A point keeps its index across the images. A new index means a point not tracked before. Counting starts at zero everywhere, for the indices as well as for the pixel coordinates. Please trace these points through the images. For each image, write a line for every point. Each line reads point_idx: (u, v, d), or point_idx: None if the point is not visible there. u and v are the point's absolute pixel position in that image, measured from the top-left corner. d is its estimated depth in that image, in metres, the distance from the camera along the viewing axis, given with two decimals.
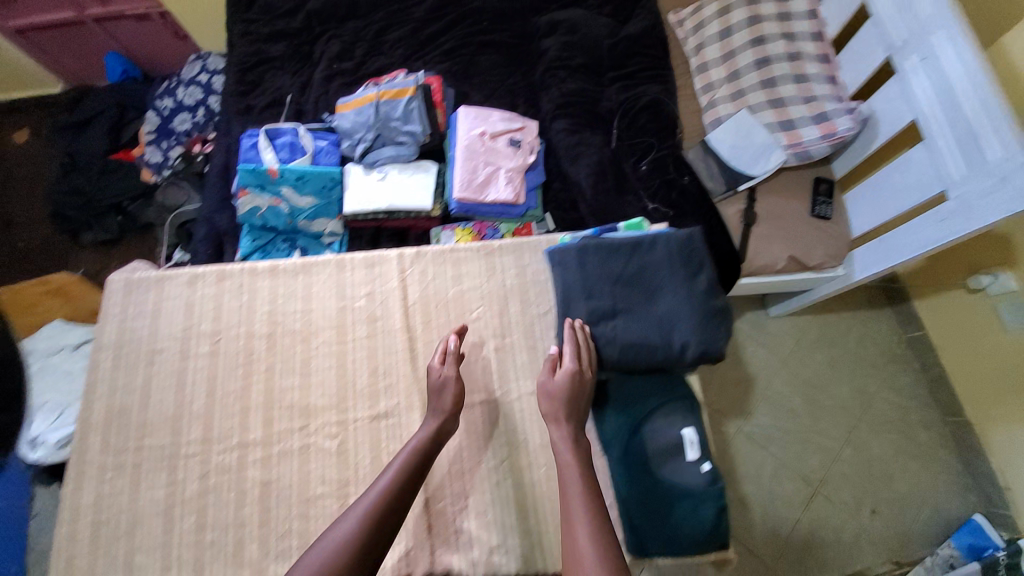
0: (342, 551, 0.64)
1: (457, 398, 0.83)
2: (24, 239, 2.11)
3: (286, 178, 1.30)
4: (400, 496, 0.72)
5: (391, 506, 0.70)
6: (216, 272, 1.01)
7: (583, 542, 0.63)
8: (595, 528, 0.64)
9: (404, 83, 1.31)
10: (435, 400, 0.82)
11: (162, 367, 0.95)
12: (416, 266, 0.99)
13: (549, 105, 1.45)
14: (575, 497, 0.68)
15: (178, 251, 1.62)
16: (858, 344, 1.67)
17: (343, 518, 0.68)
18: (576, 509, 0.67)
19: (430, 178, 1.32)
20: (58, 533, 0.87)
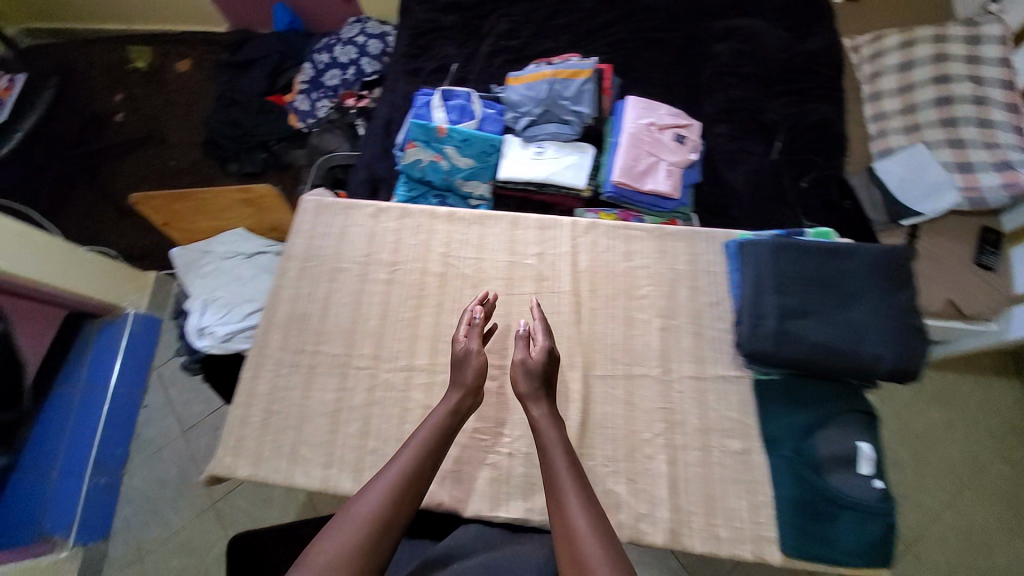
0: (366, 524, 0.70)
1: (478, 372, 0.88)
2: (175, 159, 2.27)
3: (452, 138, 1.36)
4: (415, 472, 0.77)
5: (409, 484, 0.76)
6: (399, 209, 1.09)
7: (580, 523, 0.69)
8: (591, 513, 0.71)
9: (582, 65, 1.35)
10: (456, 370, 0.87)
11: (343, 284, 1.03)
12: (588, 236, 1.02)
13: (710, 109, 1.47)
14: (569, 480, 0.74)
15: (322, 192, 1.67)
16: (977, 409, 1.54)
17: (368, 492, 0.73)
18: (570, 488, 0.74)
19: (585, 160, 1.34)
20: (231, 418, 0.93)
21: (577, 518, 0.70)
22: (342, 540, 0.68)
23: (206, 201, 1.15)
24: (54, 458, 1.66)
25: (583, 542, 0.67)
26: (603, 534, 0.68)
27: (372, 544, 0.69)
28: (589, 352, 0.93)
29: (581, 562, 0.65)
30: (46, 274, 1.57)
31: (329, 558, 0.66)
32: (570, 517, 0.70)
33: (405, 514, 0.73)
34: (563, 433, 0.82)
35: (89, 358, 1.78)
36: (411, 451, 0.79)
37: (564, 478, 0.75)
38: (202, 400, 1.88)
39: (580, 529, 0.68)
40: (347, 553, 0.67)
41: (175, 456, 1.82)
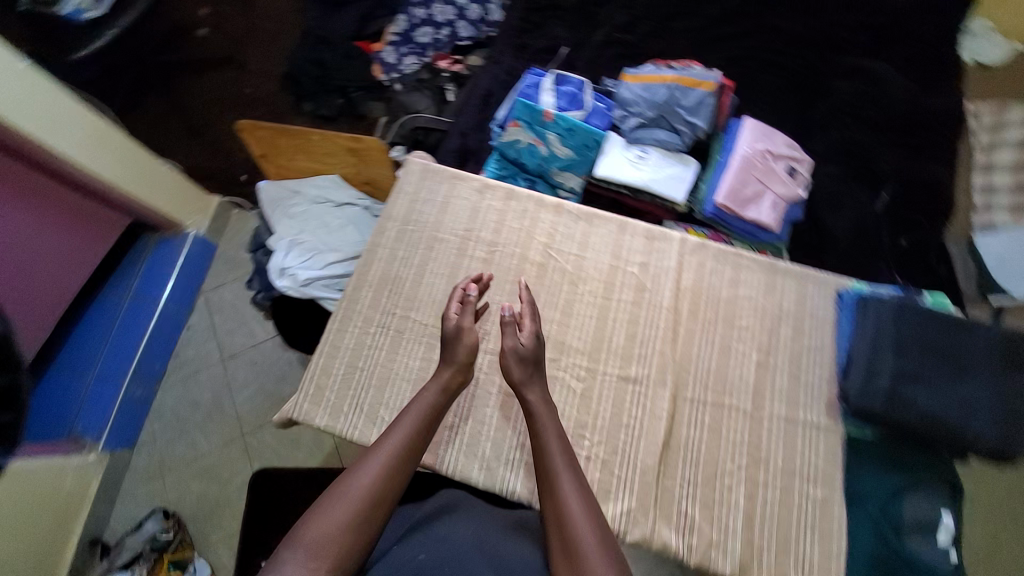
0: (364, 499, 0.72)
1: (468, 350, 0.88)
2: (251, 86, 2.25)
3: (556, 125, 1.34)
4: (412, 446, 0.80)
5: (404, 461, 0.78)
6: (505, 191, 1.06)
7: (574, 508, 0.74)
8: (586, 501, 0.75)
9: (707, 78, 1.32)
10: (449, 349, 0.87)
11: (441, 255, 1.02)
12: (695, 255, 1.00)
13: (818, 147, 1.44)
14: (561, 466, 0.78)
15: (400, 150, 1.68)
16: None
17: (363, 468, 0.75)
18: (562, 470, 0.78)
19: (687, 175, 1.31)
20: (315, 366, 0.95)
21: (570, 503, 0.74)
22: (342, 515, 0.70)
23: (312, 143, 1.13)
24: (92, 361, 1.67)
25: (575, 527, 0.71)
26: (596, 522, 0.73)
27: (369, 517, 0.72)
28: (681, 374, 0.93)
29: (573, 546, 0.70)
30: (117, 176, 1.58)
31: (330, 532, 0.69)
32: (563, 501, 0.74)
33: (396, 490, 0.75)
34: (556, 419, 0.85)
35: (142, 270, 1.79)
36: (405, 429, 0.81)
37: (556, 464, 0.78)
38: (246, 332, 1.91)
39: (574, 515, 0.73)
40: (345, 525, 0.70)
41: (212, 379, 1.86)
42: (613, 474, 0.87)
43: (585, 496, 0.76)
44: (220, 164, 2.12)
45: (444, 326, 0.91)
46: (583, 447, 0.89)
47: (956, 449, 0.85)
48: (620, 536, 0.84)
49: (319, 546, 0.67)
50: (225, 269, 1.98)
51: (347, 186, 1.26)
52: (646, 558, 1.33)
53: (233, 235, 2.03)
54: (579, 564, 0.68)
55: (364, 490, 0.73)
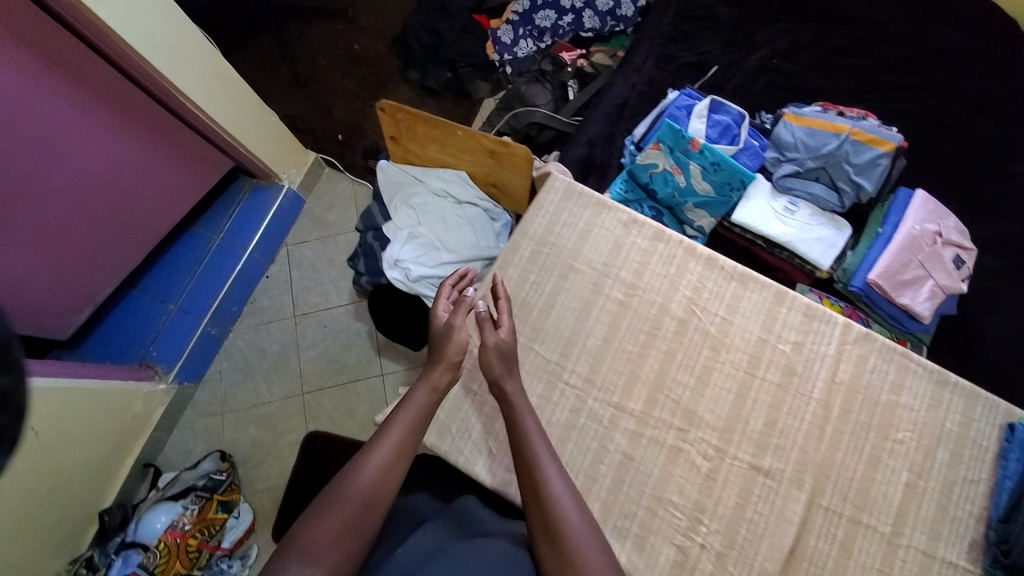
0: (359, 502, 0.72)
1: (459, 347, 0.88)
2: (360, 43, 2.19)
3: (701, 157, 1.20)
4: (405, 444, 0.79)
5: (400, 459, 0.77)
6: (656, 229, 0.97)
7: (555, 487, 0.74)
8: (567, 485, 0.76)
9: (887, 136, 1.17)
10: (439, 349, 0.87)
11: (575, 287, 0.94)
12: (857, 347, 0.91)
13: (980, 236, 1.28)
14: (541, 451, 0.78)
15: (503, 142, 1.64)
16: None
17: (362, 470, 0.74)
18: (540, 453, 0.78)
19: (838, 240, 1.18)
20: (430, 378, 0.92)
21: (551, 483, 0.75)
22: (336, 521, 0.70)
23: (455, 137, 1.07)
24: (178, 292, 1.72)
25: (557, 506, 0.72)
26: (578, 506, 0.74)
27: (365, 519, 0.71)
28: (819, 478, 0.85)
29: (557, 525, 0.71)
30: (238, 126, 1.55)
31: (328, 533, 0.69)
32: (543, 481, 0.74)
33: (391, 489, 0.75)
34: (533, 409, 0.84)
35: (235, 214, 1.80)
36: (400, 431, 0.79)
37: (536, 449, 0.78)
38: (319, 295, 1.90)
39: (557, 496, 0.73)
40: (337, 532, 0.69)
41: (281, 334, 1.87)
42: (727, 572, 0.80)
43: (565, 480, 0.77)
44: (320, 119, 2.08)
45: (436, 325, 0.91)
46: (699, 533, 0.81)
47: None
48: None
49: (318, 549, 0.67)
50: (310, 227, 1.97)
51: (471, 183, 1.19)
52: None
53: (323, 194, 2.01)
54: (563, 543, 0.70)
55: (361, 494, 0.73)
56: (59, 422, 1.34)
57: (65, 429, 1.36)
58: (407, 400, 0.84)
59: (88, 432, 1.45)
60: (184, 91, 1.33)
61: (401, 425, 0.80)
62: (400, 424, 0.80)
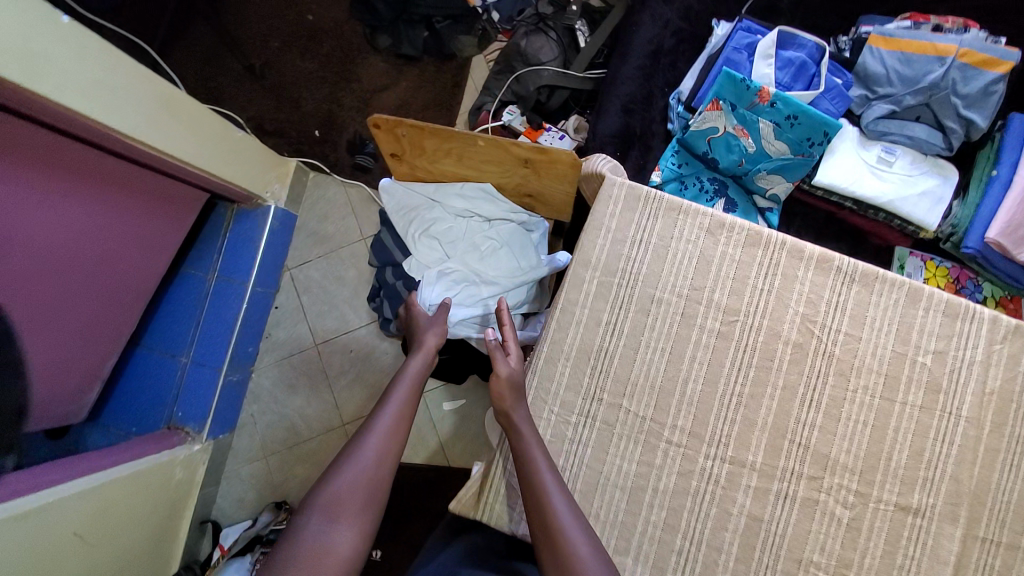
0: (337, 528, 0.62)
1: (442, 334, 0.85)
2: (314, 13, 1.83)
3: (773, 111, 0.97)
4: (386, 454, 0.69)
5: (381, 469, 0.68)
6: (750, 232, 0.78)
7: (562, 515, 0.66)
8: (575, 512, 0.68)
9: (1003, 53, 0.92)
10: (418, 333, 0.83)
11: (659, 322, 0.77)
12: (1009, 344, 0.77)
13: None
14: (549, 480, 0.69)
15: (508, 115, 1.38)
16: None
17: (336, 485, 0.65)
18: (546, 474, 0.69)
19: (942, 190, 0.98)
20: (503, 462, 0.79)
21: (561, 514, 0.66)
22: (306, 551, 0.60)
23: (473, 148, 0.85)
24: (188, 344, 1.56)
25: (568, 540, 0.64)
26: (589, 534, 0.66)
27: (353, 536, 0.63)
28: (975, 507, 0.74)
29: (564, 558, 0.64)
30: (205, 157, 1.28)
31: (341, 493, 0.65)
32: (552, 512, 0.66)
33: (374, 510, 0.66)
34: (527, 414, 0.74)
35: (225, 247, 1.59)
36: (378, 438, 0.70)
37: (542, 478, 0.69)
38: (337, 317, 1.74)
39: (567, 527, 0.65)
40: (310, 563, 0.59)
41: (305, 366, 1.73)
42: None
43: (572, 506, 0.69)
44: (287, 115, 1.79)
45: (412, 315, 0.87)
46: None
47: None
48: None
49: (335, 505, 0.63)
50: (308, 244, 1.76)
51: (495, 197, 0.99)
52: None
53: (313, 205, 1.77)
54: None
55: (374, 454, 0.69)
56: (103, 519, 1.20)
57: (115, 525, 1.23)
58: (410, 361, 0.80)
59: (143, 511, 1.34)
60: (130, 133, 1.07)
61: (406, 384, 0.76)
62: (400, 394, 0.76)
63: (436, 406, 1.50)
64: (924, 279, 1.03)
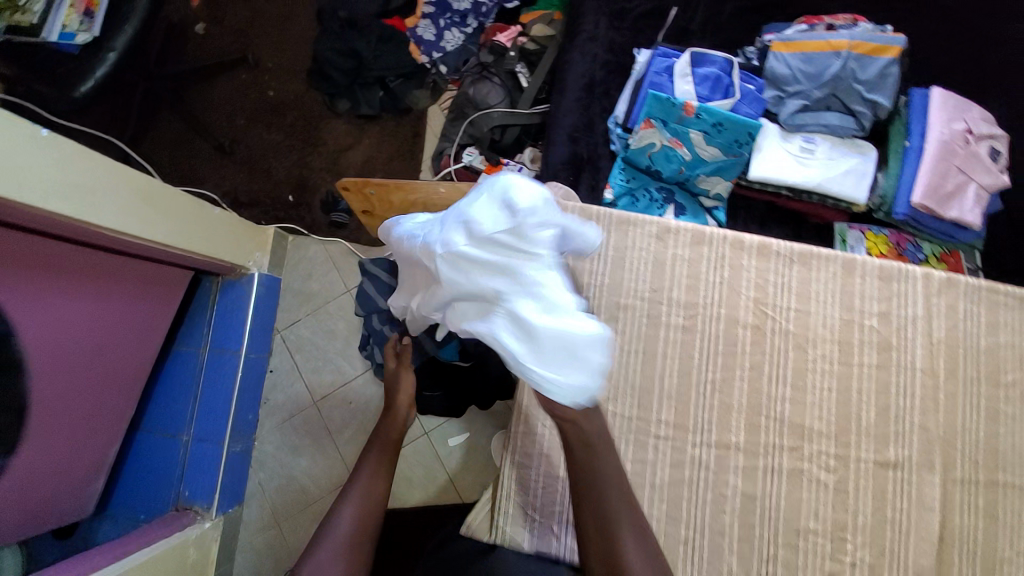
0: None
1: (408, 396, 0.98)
2: (274, 88, 1.95)
3: (700, 121, 1.08)
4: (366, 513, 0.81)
5: (365, 528, 0.80)
6: (694, 232, 0.86)
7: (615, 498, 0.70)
8: (642, 543, 0.68)
9: (890, 40, 1.03)
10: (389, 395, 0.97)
11: (628, 327, 0.84)
12: (944, 296, 0.85)
13: (1000, 109, 1.17)
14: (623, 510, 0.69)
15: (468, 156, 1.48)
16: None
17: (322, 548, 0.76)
18: (600, 460, 0.73)
19: (865, 166, 1.08)
20: (508, 481, 0.83)
21: (629, 546, 0.67)
22: None
23: (436, 196, 0.92)
24: (188, 421, 1.57)
25: (618, 526, 0.68)
26: (636, 534, 0.69)
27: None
28: (946, 451, 0.81)
29: None
30: (189, 238, 1.35)
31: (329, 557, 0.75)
32: (620, 545, 0.67)
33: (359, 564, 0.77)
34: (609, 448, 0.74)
35: (213, 319, 1.62)
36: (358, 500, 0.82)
37: (614, 503, 0.69)
38: (332, 371, 1.77)
39: (634, 558, 0.66)
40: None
41: (309, 425, 1.75)
42: None
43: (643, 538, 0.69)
44: (259, 186, 1.87)
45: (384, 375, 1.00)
46: (846, 550, 0.78)
47: None
48: None
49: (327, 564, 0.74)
50: (294, 304, 1.81)
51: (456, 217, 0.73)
52: None
53: (296, 266, 1.82)
54: None
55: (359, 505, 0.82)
56: None
57: None
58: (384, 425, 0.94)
59: None
60: (110, 225, 1.14)
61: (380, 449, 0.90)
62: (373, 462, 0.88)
63: (442, 443, 1.52)
64: (868, 249, 1.11)
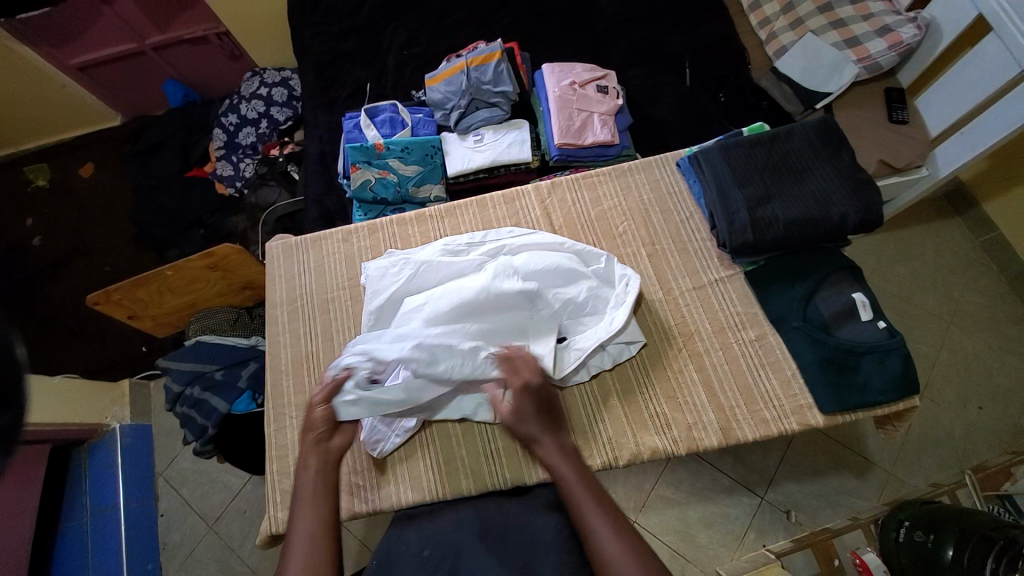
0: None
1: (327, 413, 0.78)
2: (110, 263, 2.16)
3: (392, 151, 1.37)
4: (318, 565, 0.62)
5: None
6: (368, 226, 1.09)
7: (573, 485, 0.68)
8: (622, 534, 0.63)
9: (491, 49, 1.39)
10: (310, 420, 0.78)
11: (338, 313, 1.02)
12: (554, 195, 1.07)
13: (618, 56, 1.54)
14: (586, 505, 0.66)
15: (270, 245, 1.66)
16: (927, 256, 1.69)
17: None
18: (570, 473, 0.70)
19: (524, 134, 1.39)
20: (272, 476, 0.91)
21: (602, 532, 0.63)
22: None
23: (171, 278, 1.13)
24: None
25: (589, 521, 0.64)
26: (611, 520, 0.64)
27: None
28: None
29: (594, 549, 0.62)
30: (42, 411, 1.51)
31: None
32: (593, 538, 0.63)
33: None
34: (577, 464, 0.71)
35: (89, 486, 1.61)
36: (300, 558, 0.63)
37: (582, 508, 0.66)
38: (219, 492, 1.78)
39: (607, 545, 0.62)
40: None
41: (211, 554, 1.71)
42: (581, 415, 0.88)
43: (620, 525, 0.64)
44: (113, 350, 1.99)
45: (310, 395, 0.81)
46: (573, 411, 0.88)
47: (832, 234, 0.89)
48: (615, 464, 0.85)
49: None
50: (172, 442, 1.87)
51: None
52: (685, 478, 1.49)
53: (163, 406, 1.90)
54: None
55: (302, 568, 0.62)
56: None
57: None
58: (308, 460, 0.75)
59: None
60: None
61: (310, 486, 0.71)
62: (309, 505, 0.69)
63: None
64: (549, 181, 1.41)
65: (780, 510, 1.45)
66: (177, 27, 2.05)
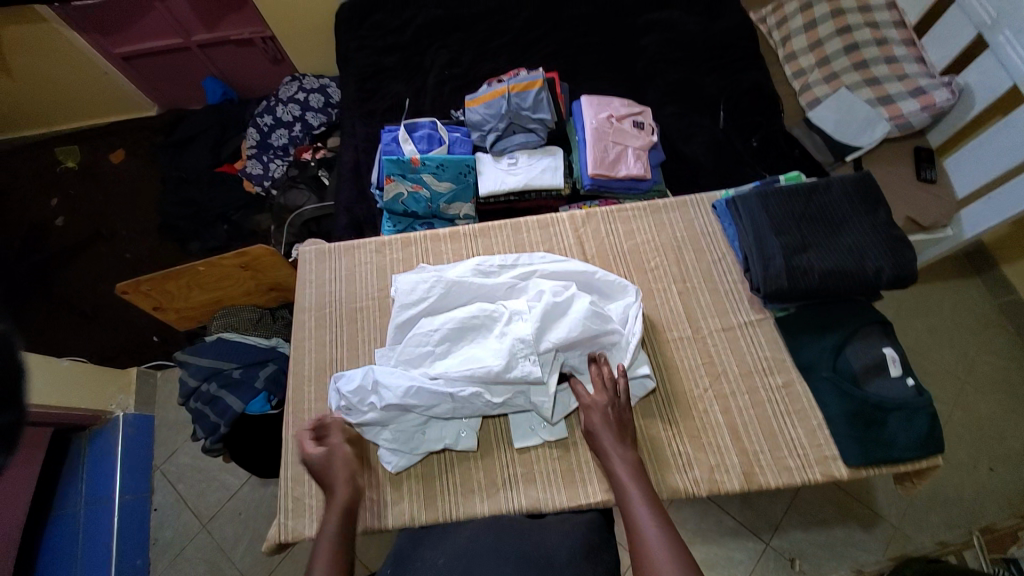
0: None
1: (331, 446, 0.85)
2: (131, 251, 2.18)
3: (427, 166, 1.39)
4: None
5: None
6: (402, 238, 1.11)
7: (634, 495, 0.74)
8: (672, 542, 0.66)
9: (533, 77, 1.42)
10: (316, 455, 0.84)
11: (365, 324, 1.03)
12: (588, 224, 1.08)
13: (654, 94, 1.57)
14: (642, 511, 0.71)
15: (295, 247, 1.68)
16: (945, 313, 1.69)
17: None
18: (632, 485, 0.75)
19: (558, 161, 1.42)
20: (285, 481, 0.90)
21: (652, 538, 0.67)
22: None
23: (202, 273, 1.14)
24: None
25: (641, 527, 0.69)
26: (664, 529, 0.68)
27: None
28: None
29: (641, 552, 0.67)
30: (52, 390, 1.51)
31: None
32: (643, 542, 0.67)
33: None
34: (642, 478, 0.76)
35: (85, 474, 1.61)
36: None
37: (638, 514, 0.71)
38: (215, 491, 1.76)
39: (655, 549, 0.66)
40: None
41: (200, 554, 1.68)
42: None
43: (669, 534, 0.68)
44: (124, 336, 1.99)
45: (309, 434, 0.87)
46: None
47: (865, 288, 0.89)
48: None
49: None
50: (172, 435, 1.85)
51: None
52: (691, 517, 1.46)
53: (167, 397, 1.89)
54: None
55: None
56: None
57: None
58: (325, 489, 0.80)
59: None
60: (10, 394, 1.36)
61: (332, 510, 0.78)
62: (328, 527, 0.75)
63: None
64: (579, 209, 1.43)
65: (784, 558, 1.42)
66: (223, 28, 2.12)
